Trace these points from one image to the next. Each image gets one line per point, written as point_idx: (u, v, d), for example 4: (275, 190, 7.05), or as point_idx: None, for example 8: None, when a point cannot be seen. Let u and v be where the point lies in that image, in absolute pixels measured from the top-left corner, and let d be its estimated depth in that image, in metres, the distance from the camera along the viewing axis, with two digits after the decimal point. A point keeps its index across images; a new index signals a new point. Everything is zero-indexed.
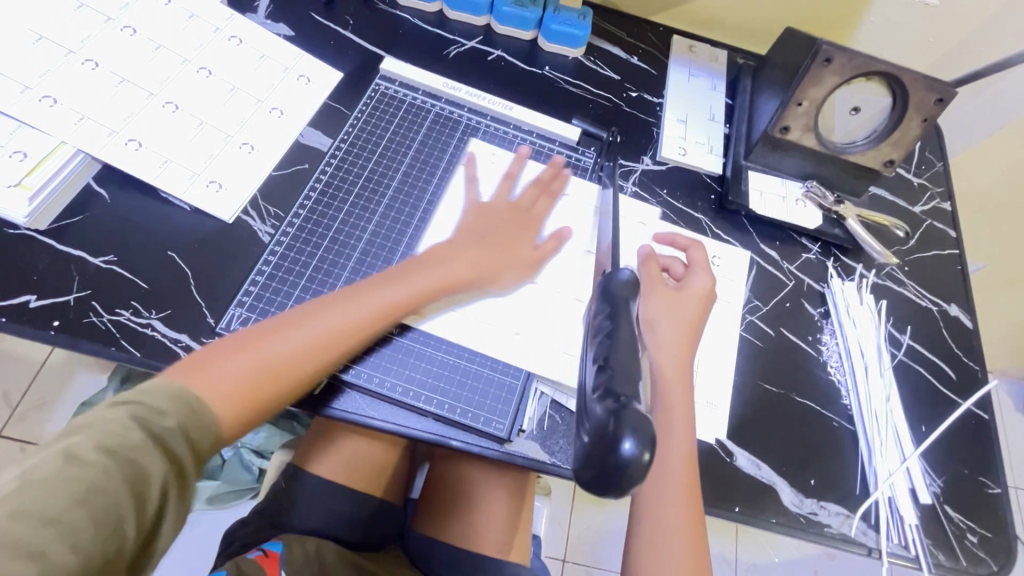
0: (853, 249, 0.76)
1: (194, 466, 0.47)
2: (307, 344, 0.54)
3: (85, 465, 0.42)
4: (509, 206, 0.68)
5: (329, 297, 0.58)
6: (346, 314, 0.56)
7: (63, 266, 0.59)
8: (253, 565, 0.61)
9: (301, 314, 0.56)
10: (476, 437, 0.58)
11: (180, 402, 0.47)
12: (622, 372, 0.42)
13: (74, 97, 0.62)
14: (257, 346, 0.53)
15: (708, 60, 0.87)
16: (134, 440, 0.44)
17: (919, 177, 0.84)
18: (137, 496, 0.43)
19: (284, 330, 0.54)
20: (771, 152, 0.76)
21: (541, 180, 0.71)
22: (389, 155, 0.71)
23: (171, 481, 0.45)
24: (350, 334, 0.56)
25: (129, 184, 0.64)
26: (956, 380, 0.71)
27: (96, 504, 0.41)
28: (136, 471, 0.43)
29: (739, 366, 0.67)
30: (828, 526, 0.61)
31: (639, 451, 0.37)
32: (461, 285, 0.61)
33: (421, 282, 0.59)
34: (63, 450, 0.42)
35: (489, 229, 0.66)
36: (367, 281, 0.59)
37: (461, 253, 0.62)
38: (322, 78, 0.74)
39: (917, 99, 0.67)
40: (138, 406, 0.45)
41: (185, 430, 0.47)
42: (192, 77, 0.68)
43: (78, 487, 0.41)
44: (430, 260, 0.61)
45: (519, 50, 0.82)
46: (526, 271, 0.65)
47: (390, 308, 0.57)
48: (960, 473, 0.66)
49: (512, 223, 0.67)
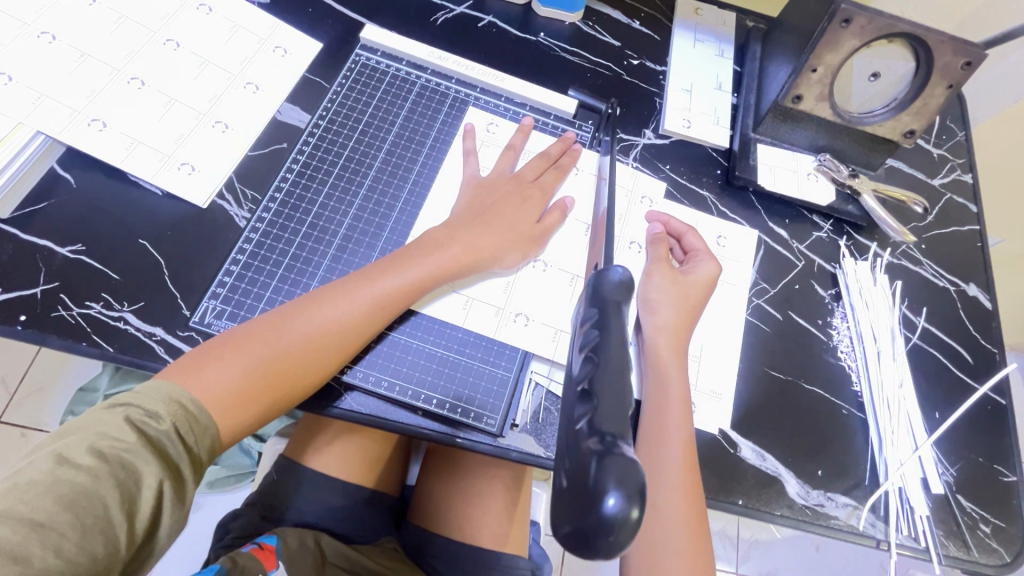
0: (867, 227, 0.72)
1: (193, 469, 0.45)
2: (302, 340, 0.51)
3: (76, 469, 0.41)
4: (510, 180, 0.64)
5: (321, 288, 0.54)
6: (341, 306, 0.53)
7: (28, 257, 0.55)
8: (249, 558, 0.59)
9: (293, 309, 0.53)
10: (466, 432, 0.56)
11: (173, 403, 0.46)
12: (611, 404, 0.33)
13: (31, 74, 0.57)
14: (250, 344, 0.50)
15: (717, 24, 0.81)
16: (129, 442, 0.43)
17: (939, 148, 0.79)
18: (129, 500, 0.42)
19: (278, 326, 0.51)
20: (782, 123, 0.71)
21: (549, 154, 0.67)
22: (372, 131, 0.66)
23: (166, 485, 0.43)
24: (346, 327, 0.52)
25: (96, 167, 0.60)
26: (972, 364, 0.68)
27: (86, 509, 0.40)
28: (130, 474, 0.42)
29: (744, 353, 0.64)
30: (835, 518, 0.59)
31: (626, 508, 0.29)
32: (461, 270, 0.57)
33: (422, 270, 0.56)
34: (54, 453, 0.41)
35: (484, 209, 0.61)
36: (361, 271, 0.55)
37: (459, 235, 0.58)
38: (300, 49, 0.69)
39: (942, 63, 0.62)
40: (133, 407, 0.45)
41: (181, 431, 0.45)
42: (159, 51, 0.63)
43: (68, 491, 0.40)
44: (426, 244, 0.57)
45: (512, 15, 0.76)
46: (525, 251, 0.61)
47: (387, 297, 0.54)
48: (974, 461, 0.64)
49: (506, 198, 0.62)
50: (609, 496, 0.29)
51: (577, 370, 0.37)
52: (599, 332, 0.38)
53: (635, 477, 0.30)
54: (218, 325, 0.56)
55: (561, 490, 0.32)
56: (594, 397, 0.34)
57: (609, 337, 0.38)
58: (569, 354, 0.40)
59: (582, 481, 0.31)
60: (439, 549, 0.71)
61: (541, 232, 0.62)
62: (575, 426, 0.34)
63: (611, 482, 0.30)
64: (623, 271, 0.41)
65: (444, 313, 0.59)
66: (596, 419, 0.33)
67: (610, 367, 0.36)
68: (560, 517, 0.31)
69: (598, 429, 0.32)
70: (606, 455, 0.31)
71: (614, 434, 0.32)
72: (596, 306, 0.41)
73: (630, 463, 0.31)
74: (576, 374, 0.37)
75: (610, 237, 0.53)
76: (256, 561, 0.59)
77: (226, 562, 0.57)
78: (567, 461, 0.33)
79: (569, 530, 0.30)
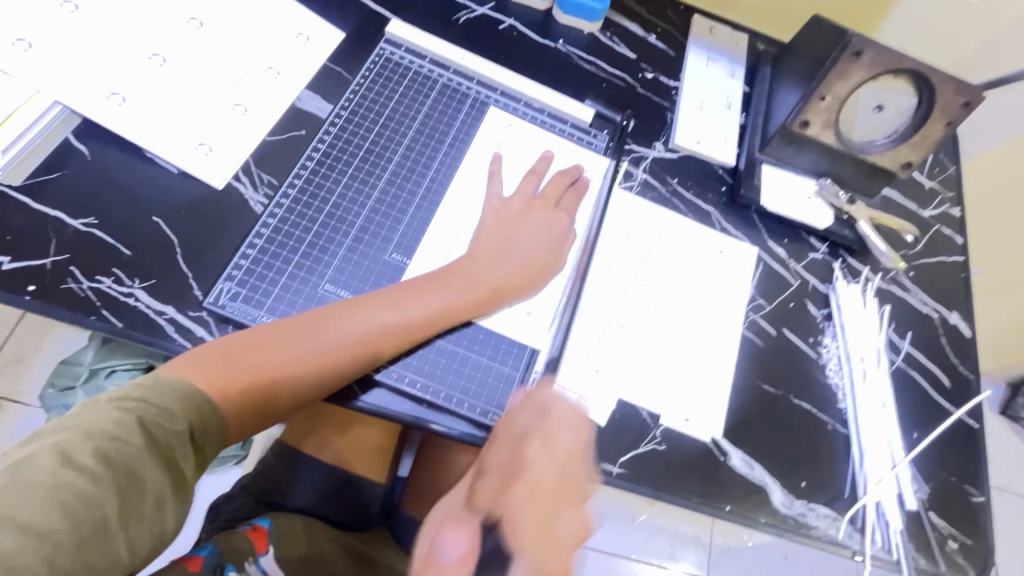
0: (860, 251, 0.75)
1: (194, 468, 0.47)
2: (321, 354, 0.52)
3: (77, 472, 0.40)
4: (530, 204, 0.66)
5: (347, 303, 0.55)
6: (365, 326, 0.54)
7: (39, 227, 0.55)
8: (244, 540, 0.62)
9: (317, 318, 0.53)
10: (469, 426, 0.57)
11: (188, 403, 0.47)
12: None
13: (53, 43, 0.57)
14: (269, 347, 0.51)
15: (729, 45, 0.83)
16: (136, 448, 0.43)
17: (931, 180, 0.83)
18: (127, 507, 0.42)
19: (299, 336, 0.52)
20: (787, 146, 0.74)
21: (568, 174, 0.68)
22: (393, 126, 0.67)
23: (167, 493, 0.45)
24: (367, 347, 0.54)
25: (112, 140, 0.60)
26: (950, 388, 0.72)
27: (84, 517, 0.39)
28: (133, 482, 0.42)
29: (738, 365, 0.66)
30: (815, 528, 0.62)
31: None
32: (481, 306, 0.59)
33: (443, 304, 0.57)
34: (57, 448, 0.41)
35: (503, 226, 0.64)
36: (387, 292, 0.56)
37: (487, 268, 0.60)
38: (323, 38, 0.69)
39: (943, 101, 0.65)
40: (145, 406, 0.45)
41: (193, 432, 0.47)
42: (183, 28, 0.63)
43: (68, 497, 0.39)
44: (453, 277, 0.59)
45: (533, 20, 0.78)
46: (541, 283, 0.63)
47: (413, 324, 0.55)
48: (946, 481, 0.67)
49: (523, 212, 0.65)
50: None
51: None
52: None
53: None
54: (231, 307, 0.56)
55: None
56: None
57: None
58: None
59: None
60: None
61: (558, 250, 0.65)
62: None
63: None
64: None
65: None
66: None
67: None
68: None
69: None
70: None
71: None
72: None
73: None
74: None
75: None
76: (249, 543, 0.61)
77: (220, 540, 0.61)
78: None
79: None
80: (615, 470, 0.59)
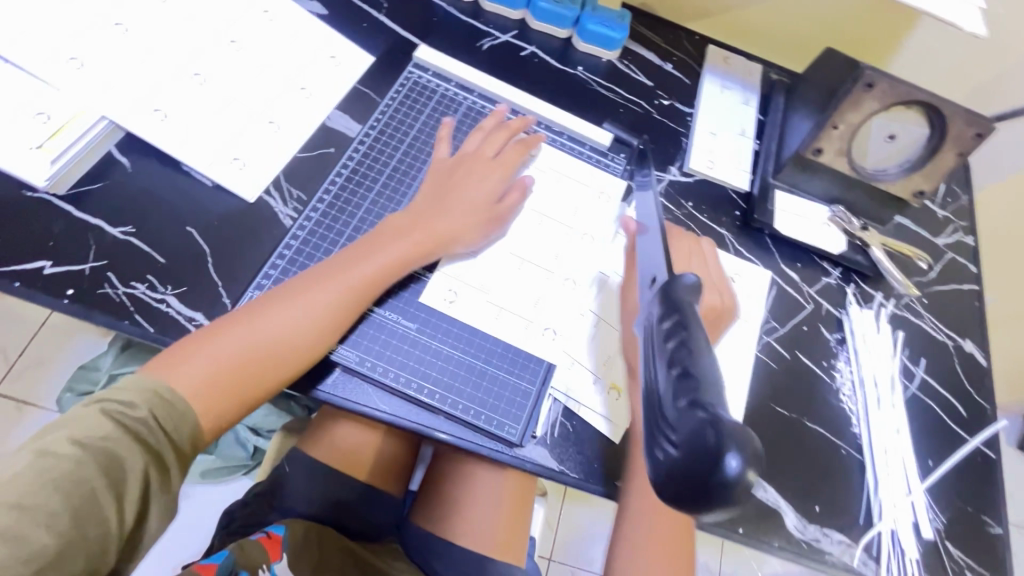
0: (873, 277, 0.76)
1: (176, 450, 0.48)
2: (278, 333, 0.53)
3: (57, 457, 0.43)
4: (469, 161, 0.67)
5: (289, 282, 0.56)
6: (309, 296, 0.55)
7: (80, 234, 0.57)
8: (257, 546, 0.61)
9: (262, 303, 0.54)
10: (486, 439, 0.58)
11: (152, 392, 0.48)
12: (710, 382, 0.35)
13: (102, 62, 0.60)
14: (228, 331, 0.52)
15: (743, 74, 0.86)
16: (108, 432, 0.45)
17: (944, 210, 0.84)
18: (112, 482, 0.44)
19: (250, 320, 0.53)
20: (800, 172, 0.75)
21: (513, 130, 0.70)
22: (418, 145, 0.70)
23: (151, 471, 0.46)
24: (316, 314, 0.54)
25: (152, 154, 0.63)
26: (966, 417, 0.71)
27: (71, 493, 0.42)
28: (113, 461, 0.44)
29: (752, 387, 0.67)
30: (830, 554, 0.61)
31: (743, 469, 0.31)
32: (427, 253, 0.60)
33: (386, 258, 0.58)
34: (36, 445, 0.44)
35: (447, 186, 0.65)
36: (329, 261, 0.58)
37: (422, 220, 0.61)
38: (354, 61, 0.73)
39: (955, 132, 0.66)
40: (110, 399, 0.47)
41: (164, 416, 0.48)
42: (223, 50, 0.66)
43: (52, 477, 0.42)
44: (388, 233, 0.60)
45: (553, 48, 0.81)
46: (487, 229, 0.64)
47: (358, 283, 0.56)
48: (963, 511, 0.66)
49: (465, 173, 0.66)
50: (730, 458, 0.31)
51: (666, 366, 0.38)
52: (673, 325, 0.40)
53: (751, 443, 0.32)
54: None
55: (670, 457, 0.34)
56: (694, 378, 0.35)
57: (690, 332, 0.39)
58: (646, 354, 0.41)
59: (698, 446, 0.32)
60: (439, 556, 0.71)
61: (507, 199, 0.66)
62: (675, 405, 0.35)
63: (730, 445, 0.31)
64: (696, 277, 0.42)
65: (474, 320, 0.62)
66: (697, 397, 0.34)
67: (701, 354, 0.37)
68: (667, 482, 0.34)
69: (699, 405, 0.34)
70: (718, 422, 0.32)
71: (717, 405, 0.34)
72: (668, 308, 0.42)
73: (741, 428, 0.32)
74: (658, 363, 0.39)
75: (660, 251, 0.55)
76: (263, 552, 0.61)
77: (235, 549, 0.60)
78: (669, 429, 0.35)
79: (676, 491, 0.33)
80: (629, 489, 0.59)
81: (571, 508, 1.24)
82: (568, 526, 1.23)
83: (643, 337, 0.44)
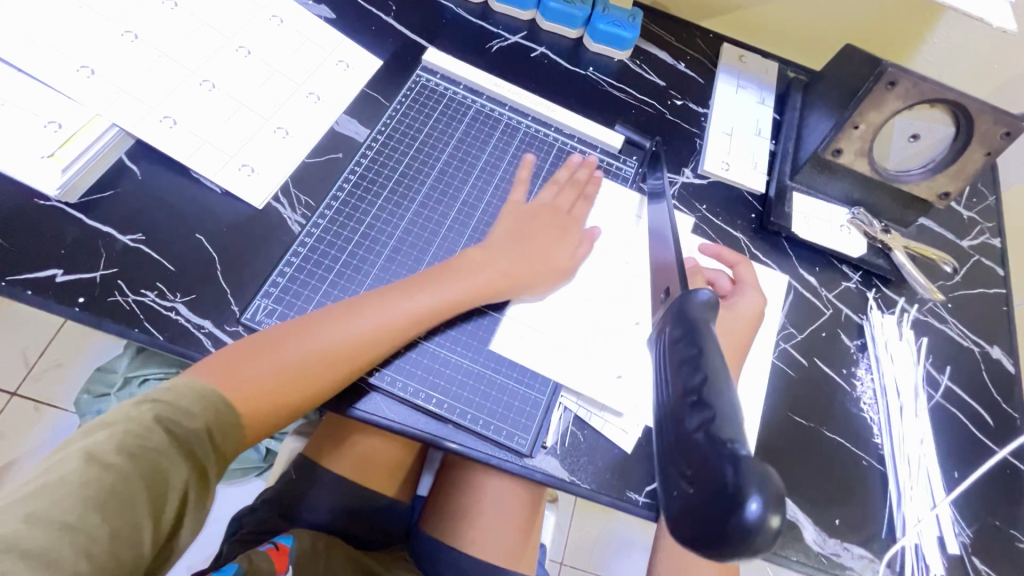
0: (896, 281, 0.73)
1: (216, 467, 0.47)
2: (332, 350, 0.53)
3: (106, 469, 0.41)
4: (542, 207, 0.67)
5: (356, 299, 0.57)
6: (372, 321, 0.55)
7: (91, 242, 0.58)
8: (265, 559, 0.60)
9: (323, 317, 0.55)
10: (496, 448, 0.57)
11: (203, 403, 0.48)
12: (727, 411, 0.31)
13: (113, 70, 0.60)
14: (286, 345, 0.53)
15: (759, 72, 0.84)
16: (159, 444, 0.44)
17: (969, 210, 0.81)
18: (156, 500, 0.43)
19: (308, 333, 0.54)
20: (818, 173, 0.73)
21: (577, 181, 0.69)
22: (427, 150, 0.69)
23: (191, 484, 0.45)
24: (372, 341, 0.54)
25: (162, 161, 0.63)
26: (994, 427, 0.69)
27: (116, 510, 0.40)
28: (159, 474, 0.43)
29: (769, 395, 0.65)
30: (851, 569, 0.59)
31: (766, 514, 0.28)
32: (490, 294, 0.60)
33: (450, 291, 0.58)
34: (83, 450, 0.42)
35: (523, 231, 0.64)
36: (393, 286, 0.58)
37: (493, 259, 0.61)
38: (362, 65, 0.72)
39: (982, 131, 0.63)
40: (162, 407, 0.46)
41: (210, 431, 0.47)
42: (232, 56, 0.66)
43: (98, 491, 0.40)
44: (461, 265, 0.60)
45: (564, 48, 0.80)
46: (554, 281, 0.63)
47: (415, 315, 0.56)
48: (990, 524, 0.64)
49: (542, 225, 0.65)
50: (752, 501, 0.28)
51: (683, 384, 0.34)
52: (696, 348, 0.36)
53: (774, 483, 0.28)
54: (267, 323, 0.57)
55: (686, 497, 0.30)
56: (709, 406, 0.32)
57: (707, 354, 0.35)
58: (658, 373, 0.38)
59: (717, 487, 0.29)
60: (448, 564, 0.71)
61: (576, 252, 0.65)
62: (689, 436, 0.32)
63: (752, 488, 0.28)
64: (710, 293, 0.40)
65: (507, 345, 0.61)
66: (714, 429, 0.31)
67: (721, 377, 0.33)
68: (683, 522, 0.30)
69: (717, 439, 0.30)
70: (739, 460, 0.29)
71: (736, 441, 0.30)
72: (681, 325, 0.39)
73: (764, 467, 0.29)
74: (670, 385, 0.36)
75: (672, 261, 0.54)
76: (270, 563, 0.60)
77: (244, 561, 0.58)
78: (682, 466, 0.31)
79: (694, 533, 0.30)
80: (642, 500, 0.58)
81: (583, 513, 1.23)
82: (581, 531, 1.22)
83: (652, 353, 0.41)
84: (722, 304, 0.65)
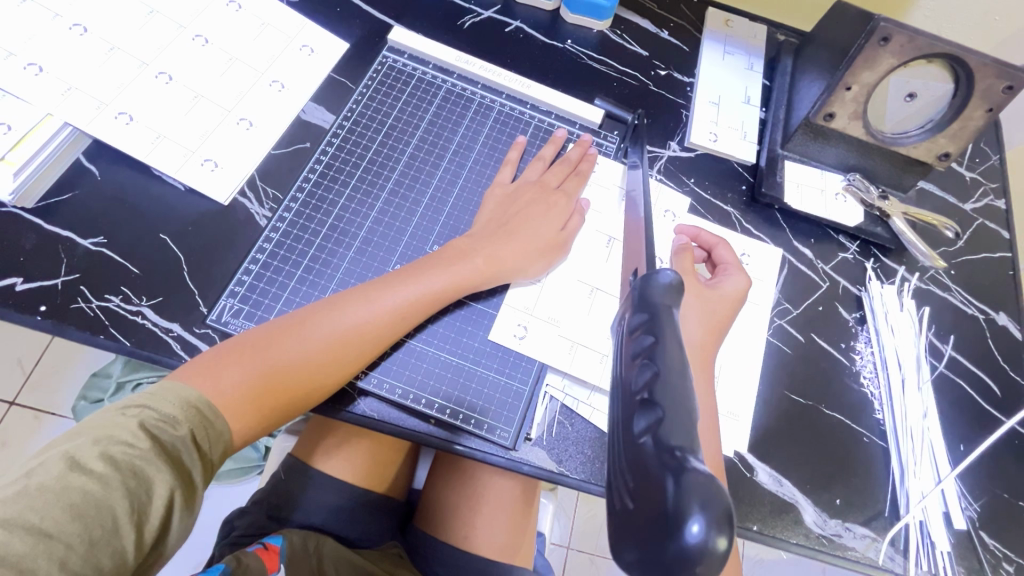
0: (895, 250, 0.70)
1: (203, 474, 0.45)
2: (323, 348, 0.51)
3: (87, 475, 0.39)
4: (532, 187, 0.63)
5: (343, 293, 0.54)
6: (362, 315, 0.52)
7: (51, 249, 0.56)
8: (254, 558, 0.57)
9: (310, 314, 0.52)
10: (481, 443, 0.55)
11: (189, 407, 0.45)
12: (675, 418, 0.29)
13: (62, 66, 0.58)
14: (274, 346, 0.50)
15: (747, 36, 0.80)
16: (144, 449, 0.41)
17: (972, 171, 0.77)
18: (139, 510, 0.40)
19: (297, 331, 0.51)
20: (812, 140, 0.70)
21: (569, 159, 0.66)
22: (396, 134, 0.66)
23: (177, 494, 0.42)
24: (364, 337, 0.52)
25: (121, 159, 0.60)
26: (1001, 397, 0.66)
27: (95, 519, 0.38)
28: (142, 481, 0.41)
29: (764, 374, 0.63)
30: (853, 549, 0.58)
31: (710, 535, 0.25)
32: (482, 281, 0.57)
33: (441, 281, 0.55)
34: (66, 455, 0.40)
35: (512, 213, 0.61)
36: (386, 275, 0.56)
37: (483, 244, 0.58)
38: (327, 49, 0.69)
39: (983, 85, 0.60)
40: (147, 411, 0.44)
41: (195, 437, 0.45)
42: (188, 46, 0.63)
43: (78, 500, 0.38)
44: (451, 254, 0.57)
45: (540, 22, 0.76)
46: (550, 260, 0.61)
47: (406, 307, 0.54)
48: (998, 497, 0.62)
49: (532, 204, 0.62)
50: (693, 521, 0.25)
51: (634, 380, 0.33)
52: (653, 337, 0.34)
53: (721, 500, 0.26)
54: (234, 324, 0.56)
55: (626, 512, 0.28)
56: (658, 407, 0.30)
57: (664, 343, 0.34)
58: (615, 363, 0.36)
59: (659, 502, 0.27)
60: (443, 559, 0.69)
61: (569, 230, 0.62)
62: (637, 442, 0.30)
63: (694, 505, 0.25)
64: (674, 273, 0.38)
65: (495, 333, 0.59)
66: (662, 433, 0.29)
67: (673, 374, 0.31)
68: (624, 545, 0.28)
69: (665, 446, 0.28)
70: (682, 472, 0.26)
71: (684, 448, 0.28)
72: (642, 310, 0.37)
73: (712, 483, 0.26)
74: (626, 382, 0.34)
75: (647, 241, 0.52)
76: (259, 561, 0.57)
77: (232, 561, 0.55)
78: (628, 477, 0.29)
79: (637, 559, 0.27)
80: None
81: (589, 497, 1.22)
82: (587, 515, 1.21)
83: (613, 341, 0.39)
84: (707, 282, 0.59)
